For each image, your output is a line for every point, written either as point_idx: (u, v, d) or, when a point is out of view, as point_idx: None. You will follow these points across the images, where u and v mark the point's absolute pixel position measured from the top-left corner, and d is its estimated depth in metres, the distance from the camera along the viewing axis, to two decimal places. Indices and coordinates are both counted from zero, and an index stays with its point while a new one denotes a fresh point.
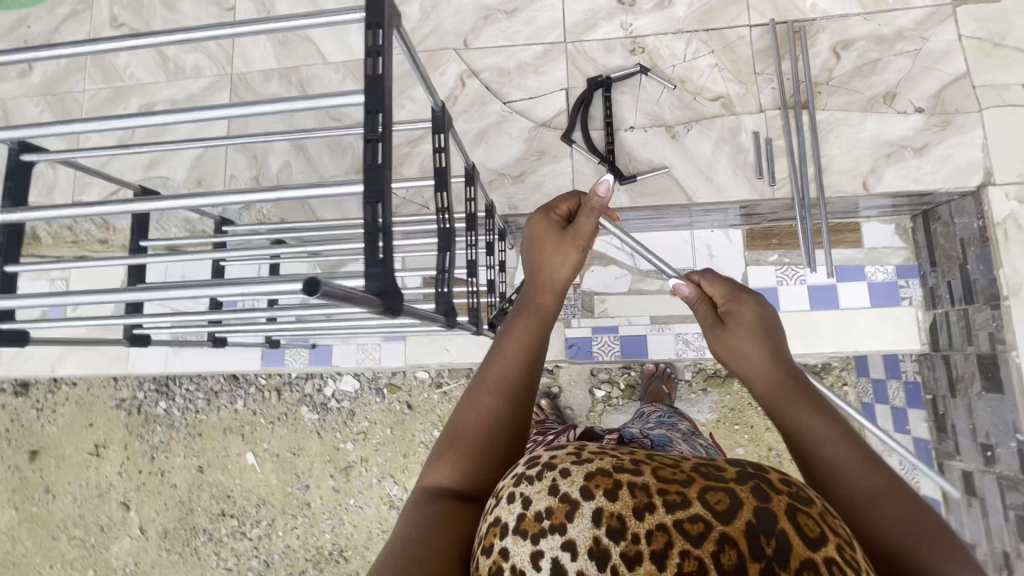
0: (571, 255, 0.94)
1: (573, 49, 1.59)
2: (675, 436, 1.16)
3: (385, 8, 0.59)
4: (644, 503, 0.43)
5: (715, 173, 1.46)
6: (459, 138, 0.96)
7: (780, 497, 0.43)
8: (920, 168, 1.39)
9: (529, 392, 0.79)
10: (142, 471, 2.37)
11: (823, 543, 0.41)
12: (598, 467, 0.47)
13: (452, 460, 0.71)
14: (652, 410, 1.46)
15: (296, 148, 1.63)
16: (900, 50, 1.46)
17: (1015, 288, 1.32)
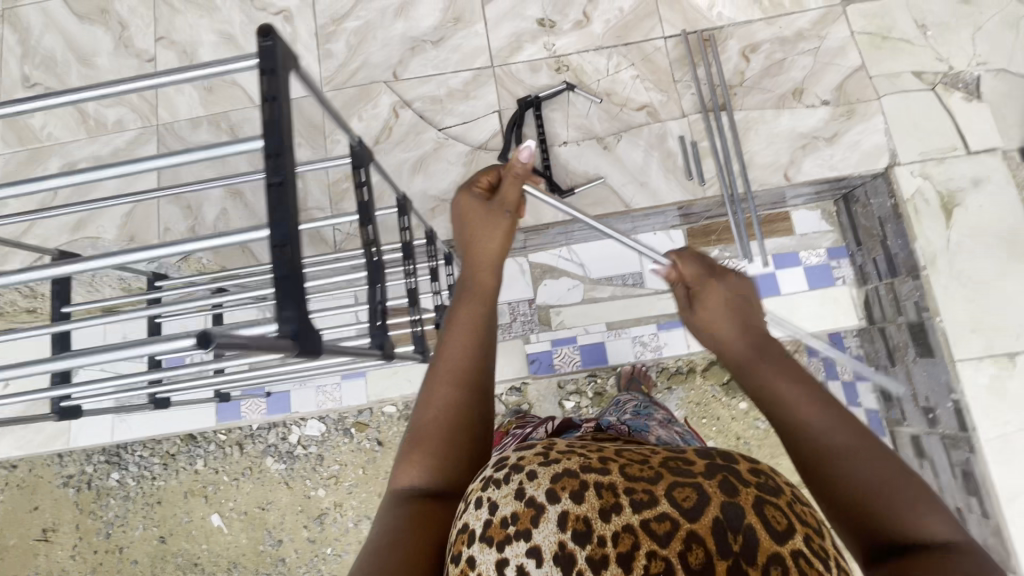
0: (499, 220, 1.06)
1: (500, 73, 1.63)
2: (654, 425, 1.20)
3: (277, 53, 0.61)
4: (610, 504, 0.49)
5: (648, 179, 1.52)
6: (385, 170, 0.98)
7: (748, 491, 0.50)
8: (833, 156, 1.48)
9: (483, 375, 0.83)
10: (97, 551, 2.21)
11: (790, 534, 0.49)
12: (565, 467, 0.53)
13: (421, 455, 0.75)
14: (629, 399, 1.50)
15: (232, 193, 1.60)
16: (802, 49, 1.57)
17: (931, 258, 1.40)
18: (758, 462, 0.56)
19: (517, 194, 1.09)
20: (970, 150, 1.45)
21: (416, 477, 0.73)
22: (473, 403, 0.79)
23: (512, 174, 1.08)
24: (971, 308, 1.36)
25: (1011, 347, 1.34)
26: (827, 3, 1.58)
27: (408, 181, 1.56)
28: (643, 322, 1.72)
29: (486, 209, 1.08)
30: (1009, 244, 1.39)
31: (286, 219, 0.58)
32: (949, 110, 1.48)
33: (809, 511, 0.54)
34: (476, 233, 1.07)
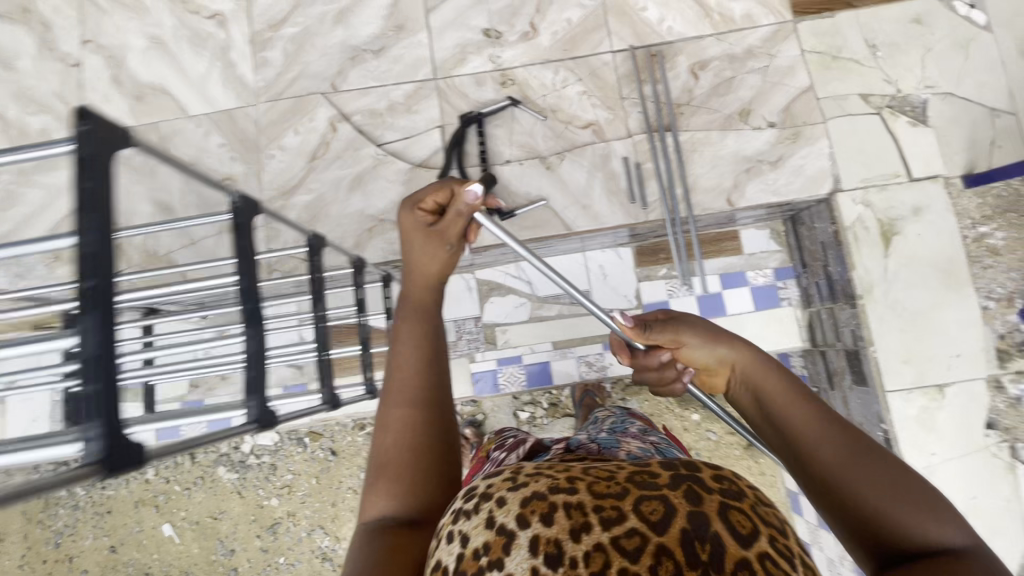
0: (437, 250, 0.95)
1: (443, 86, 1.58)
2: (626, 437, 1.12)
3: (99, 138, 0.59)
4: (580, 524, 0.40)
5: (590, 201, 1.49)
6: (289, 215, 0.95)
7: (712, 498, 0.42)
8: (776, 181, 1.46)
9: (437, 393, 0.83)
10: (46, 560, 2.19)
11: (755, 538, 0.40)
12: (533, 488, 0.44)
13: (382, 488, 0.74)
14: (606, 413, 1.43)
15: (163, 210, 1.55)
16: (751, 67, 1.53)
17: (867, 287, 1.40)
18: (722, 467, 0.47)
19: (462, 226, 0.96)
20: (912, 177, 1.44)
21: (384, 507, 0.73)
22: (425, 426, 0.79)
23: (458, 209, 0.96)
24: (903, 339, 1.37)
25: (939, 378, 1.35)
26: (778, 19, 1.54)
27: (346, 199, 1.52)
28: (589, 342, 1.71)
29: (426, 234, 0.96)
30: (944, 275, 1.39)
31: (98, 322, 0.56)
32: (894, 136, 1.46)
33: (771, 510, 0.45)
34: (417, 260, 0.96)
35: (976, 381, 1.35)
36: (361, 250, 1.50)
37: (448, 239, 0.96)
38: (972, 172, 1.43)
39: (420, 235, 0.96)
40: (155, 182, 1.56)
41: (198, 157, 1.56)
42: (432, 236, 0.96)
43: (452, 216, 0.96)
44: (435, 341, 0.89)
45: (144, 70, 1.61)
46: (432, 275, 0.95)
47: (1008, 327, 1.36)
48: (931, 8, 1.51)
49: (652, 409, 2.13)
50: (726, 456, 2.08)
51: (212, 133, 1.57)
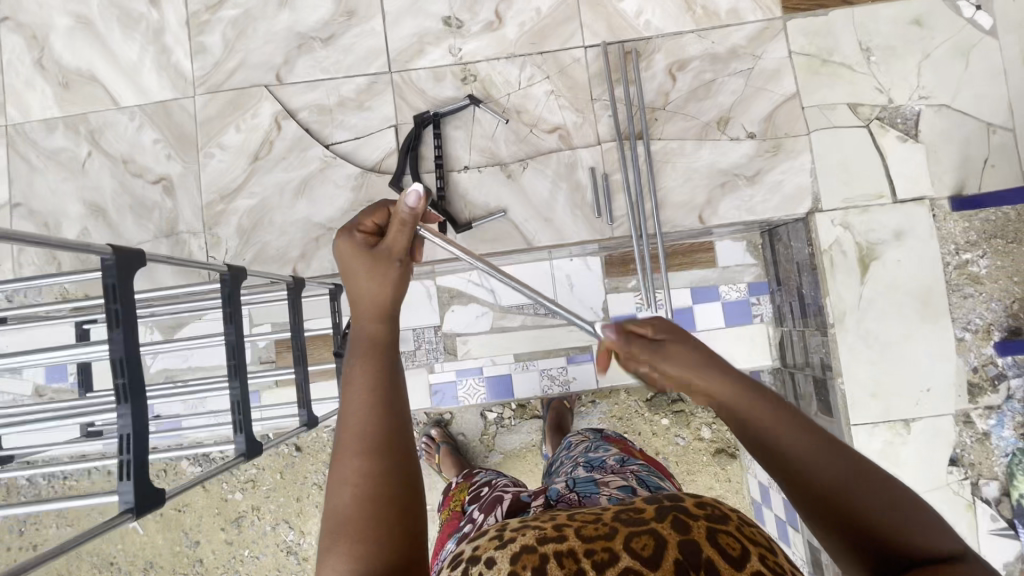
0: (383, 272, 0.82)
1: (399, 80, 1.44)
2: (604, 475, 0.98)
3: None
4: (574, 571, 0.47)
5: (553, 214, 1.39)
6: (181, 256, 0.83)
7: (699, 526, 0.49)
8: (752, 198, 1.36)
9: (394, 436, 0.70)
10: None
11: (746, 558, 0.47)
12: (523, 542, 0.51)
13: (341, 555, 0.62)
14: (580, 437, 1.33)
15: (94, 211, 1.44)
16: (733, 69, 1.40)
17: (840, 316, 1.33)
18: (704, 496, 0.55)
19: (406, 240, 0.84)
20: (897, 199, 1.34)
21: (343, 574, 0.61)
22: (386, 473, 0.67)
23: (398, 220, 0.83)
24: (873, 371, 1.31)
25: (906, 413, 1.30)
26: (766, 15, 1.41)
27: (291, 206, 1.41)
28: (553, 355, 1.65)
29: (372, 258, 0.83)
30: (921, 305, 1.32)
31: None
32: (881, 151, 1.36)
33: (757, 530, 0.54)
34: (360, 283, 0.82)
35: (944, 417, 1.29)
36: (307, 260, 1.40)
37: (393, 259, 0.84)
38: (961, 193, 1.34)
39: (361, 257, 0.83)
40: (86, 181, 1.45)
41: (131, 154, 1.44)
42: (377, 256, 0.82)
43: (399, 236, 0.85)
44: (393, 369, 0.75)
45: (71, 54, 1.46)
46: (384, 304, 0.81)
47: (982, 361, 1.31)
48: (932, 8, 1.38)
49: (621, 413, 2.09)
50: (694, 462, 2.06)
51: (146, 127, 1.45)
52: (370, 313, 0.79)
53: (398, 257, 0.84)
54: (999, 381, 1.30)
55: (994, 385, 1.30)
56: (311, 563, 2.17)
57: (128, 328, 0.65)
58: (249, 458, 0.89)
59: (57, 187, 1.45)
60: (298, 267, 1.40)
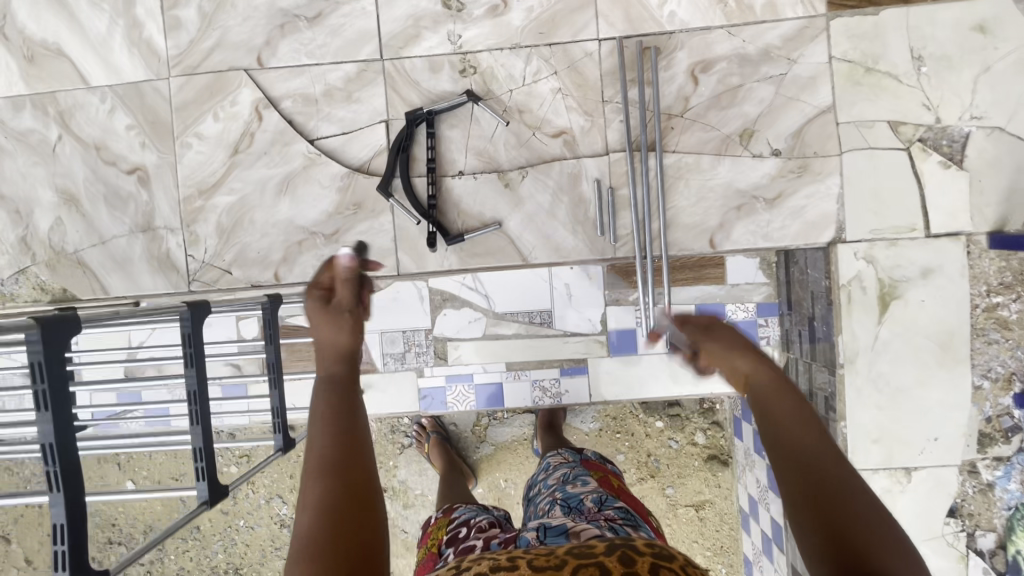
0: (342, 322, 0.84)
1: (391, 69, 1.31)
2: (577, 521, 0.90)
3: None
4: None
5: (552, 230, 1.28)
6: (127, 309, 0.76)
7: (644, 560, 0.58)
8: (770, 223, 1.25)
9: (349, 450, 0.68)
10: None
11: None
12: (477, 570, 0.61)
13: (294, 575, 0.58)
14: (558, 458, 1.27)
15: (67, 200, 1.36)
16: (764, 74, 1.25)
17: (851, 356, 1.24)
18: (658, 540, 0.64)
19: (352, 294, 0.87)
20: (930, 232, 1.22)
21: None
22: (335, 484, 0.64)
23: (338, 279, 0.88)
24: (879, 417, 1.24)
25: (908, 461, 1.24)
26: (807, 12, 1.24)
27: (272, 205, 1.32)
28: (546, 366, 1.59)
29: (326, 313, 0.85)
30: (941, 350, 1.22)
31: None
32: (919, 178, 1.22)
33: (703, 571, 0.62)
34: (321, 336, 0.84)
35: (948, 469, 1.23)
36: (289, 265, 1.33)
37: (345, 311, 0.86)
38: (1001, 230, 1.21)
39: (319, 312, 0.86)
40: (57, 167, 1.36)
41: (103, 140, 1.34)
42: (332, 313, 0.85)
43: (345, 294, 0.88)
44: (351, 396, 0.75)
45: (34, 24, 1.33)
46: (342, 348, 0.82)
47: (997, 411, 1.22)
48: (1000, 12, 1.20)
49: (615, 413, 2.05)
50: (685, 466, 2.05)
51: (119, 111, 1.34)
52: (331, 357, 0.81)
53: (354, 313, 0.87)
54: (1014, 434, 1.20)
55: (1008, 437, 1.21)
56: None
57: (60, 409, 0.60)
58: (213, 504, 0.86)
59: (27, 172, 1.36)
60: (280, 272, 1.33)
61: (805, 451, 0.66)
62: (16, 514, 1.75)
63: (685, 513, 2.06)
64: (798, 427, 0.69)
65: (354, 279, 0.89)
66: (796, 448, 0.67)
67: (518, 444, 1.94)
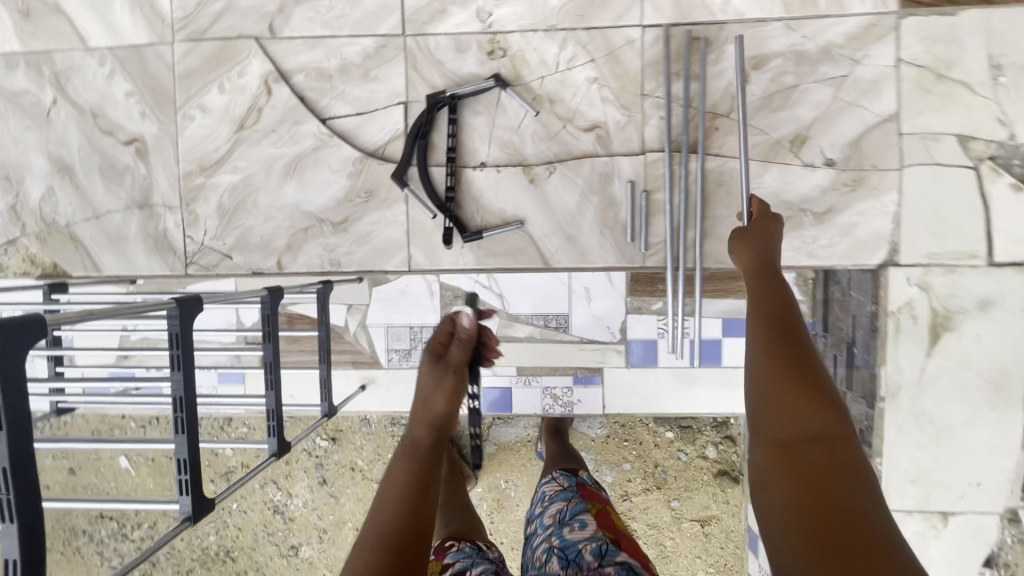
0: (446, 378, 0.98)
1: (413, 47, 1.21)
2: None
3: None
4: None
5: (578, 233, 1.19)
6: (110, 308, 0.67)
7: None
8: (817, 240, 1.14)
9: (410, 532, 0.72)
10: None
11: None
12: None
13: None
14: (556, 485, 1.17)
15: (60, 169, 1.27)
16: (822, 75, 1.14)
17: (893, 390, 1.14)
18: None
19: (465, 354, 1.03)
20: (992, 261, 1.12)
21: None
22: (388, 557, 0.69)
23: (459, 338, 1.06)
24: (918, 456, 1.15)
25: (945, 505, 1.15)
26: (877, 8, 1.12)
27: (278, 188, 1.23)
28: (559, 373, 1.51)
29: (438, 364, 1.01)
30: (992, 389, 1.13)
31: None
32: (986, 200, 1.11)
33: None
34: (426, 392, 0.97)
35: (989, 516, 1.14)
36: (293, 253, 1.24)
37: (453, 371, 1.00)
38: None
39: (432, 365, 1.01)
40: (51, 132, 1.27)
41: (100, 106, 1.25)
42: (441, 367, 1.00)
43: (459, 352, 1.04)
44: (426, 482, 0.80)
45: None
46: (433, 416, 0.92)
47: None
48: None
49: (624, 421, 1.97)
50: (693, 480, 1.97)
51: (118, 76, 1.24)
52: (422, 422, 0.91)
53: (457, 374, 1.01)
54: None
55: None
56: (297, 525, 2.18)
57: None
58: (197, 520, 0.78)
59: (19, 137, 1.28)
60: (283, 260, 1.24)
61: (781, 322, 0.74)
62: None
63: (690, 527, 1.99)
64: (773, 303, 0.78)
65: (469, 342, 1.07)
66: (773, 320, 0.75)
67: (521, 445, 1.88)
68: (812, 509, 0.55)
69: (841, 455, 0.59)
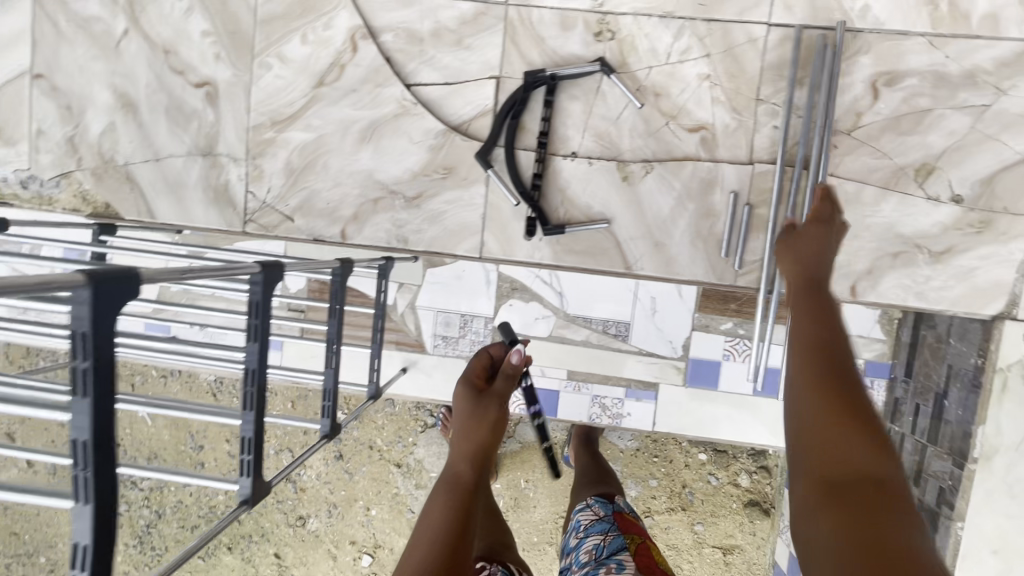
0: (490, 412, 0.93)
1: (515, 17, 1.11)
2: None
3: None
4: None
5: (668, 240, 1.11)
6: (202, 267, 0.61)
7: None
8: (928, 280, 1.06)
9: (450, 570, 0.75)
10: None
11: None
12: None
13: None
14: (591, 515, 1.10)
15: (124, 105, 1.20)
16: (962, 101, 1.03)
17: (989, 452, 1.08)
18: None
19: (510, 387, 0.96)
20: None
21: None
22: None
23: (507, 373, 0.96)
24: (1005, 525, 1.07)
25: None
26: None
27: (351, 153, 1.15)
28: (611, 382, 1.43)
29: (478, 397, 0.95)
30: None
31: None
32: None
33: None
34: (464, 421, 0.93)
35: None
36: (359, 224, 1.17)
37: (497, 402, 0.95)
38: None
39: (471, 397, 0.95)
40: (118, 65, 1.19)
41: (174, 43, 1.17)
42: (482, 402, 0.94)
43: (502, 385, 0.96)
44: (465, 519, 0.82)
45: None
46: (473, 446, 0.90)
47: None
48: None
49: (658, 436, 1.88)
50: (721, 506, 1.85)
51: (196, 13, 1.16)
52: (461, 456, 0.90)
53: (500, 409, 0.95)
54: None
55: None
56: (308, 496, 2.15)
57: (101, 397, 0.45)
58: (253, 504, 0.72)
59: (85, 65, 1.20)
60: (348, 230, 1.17)
61: (824, 335, 0.65)
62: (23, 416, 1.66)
63: (712, 554, 1.88)
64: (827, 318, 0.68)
65: (517, 375, 0.97)
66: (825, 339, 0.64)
67: (547, 446, 1.81)
68: (862, 555, 0.47)
69: (885, 487, 0.52)
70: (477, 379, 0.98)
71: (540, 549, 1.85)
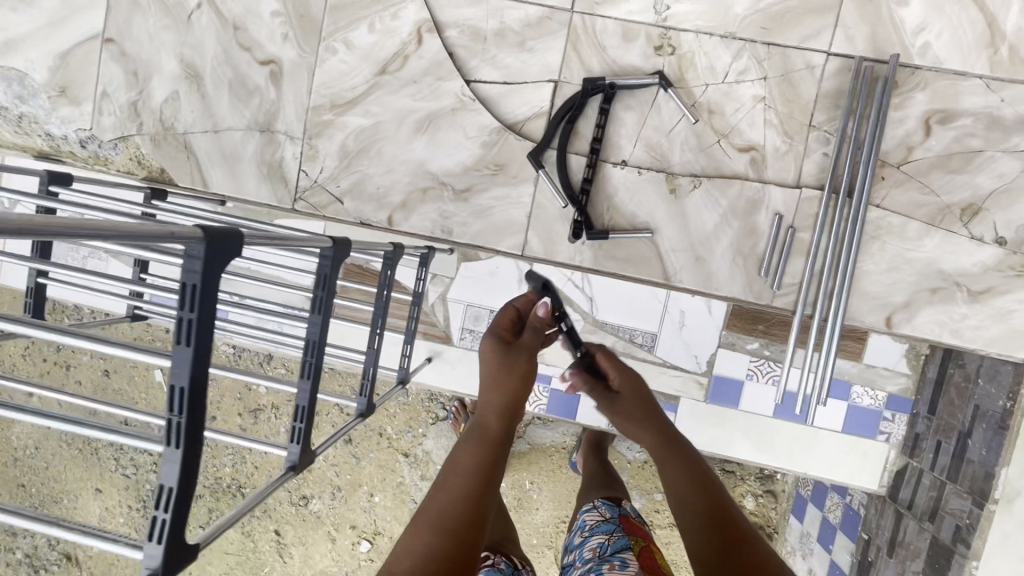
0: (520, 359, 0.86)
1: (579, 25, 1.14)
2: None
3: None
4: None
5: (709, 255, 1.13)
6: (284, 236, 0.63)
7: None
8: (964, 319, 1.07)
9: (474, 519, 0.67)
10: None
11: None
12: None
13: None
14: (597, 515, 1.08)
15: (189, 75, 1.23)
16: (1014, 146, 1.05)
17: (1010, 494, 1.10)
18: None
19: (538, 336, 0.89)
20: None
21: None
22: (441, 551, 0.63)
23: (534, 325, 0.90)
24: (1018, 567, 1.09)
25: None
26: None
27: (406, 142, 1.18)
28: None
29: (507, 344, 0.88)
30: None
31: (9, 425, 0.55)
32: None
33: None
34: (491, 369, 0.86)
35: None
36: (406, 212, 1.19)
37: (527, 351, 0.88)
38: None
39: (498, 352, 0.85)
40: (188, 36, 1.23)
41: (244, 20, 1.20)
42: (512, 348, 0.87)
43: (531, 335, 0.90)
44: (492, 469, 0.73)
45: None
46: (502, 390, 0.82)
47: None
48: None
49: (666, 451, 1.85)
50: None
51: None
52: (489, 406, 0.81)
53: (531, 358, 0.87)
54: None
55: None
56: (313, 477, 2.15)
57: (201, 348, 0.47)
58: (300, 471, 0.74)
59: (156, 34, 1.24)
60: (395, 216, 1.20)
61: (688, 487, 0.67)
62: (47, 370, 1.68)
63: None
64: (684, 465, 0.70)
65: (544, 329, 0.90)
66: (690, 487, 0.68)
67: (554, 450, 1.82)
68: None
69: None
70: (504, 333, 0.88)
71: (539, 552, 1.86)
